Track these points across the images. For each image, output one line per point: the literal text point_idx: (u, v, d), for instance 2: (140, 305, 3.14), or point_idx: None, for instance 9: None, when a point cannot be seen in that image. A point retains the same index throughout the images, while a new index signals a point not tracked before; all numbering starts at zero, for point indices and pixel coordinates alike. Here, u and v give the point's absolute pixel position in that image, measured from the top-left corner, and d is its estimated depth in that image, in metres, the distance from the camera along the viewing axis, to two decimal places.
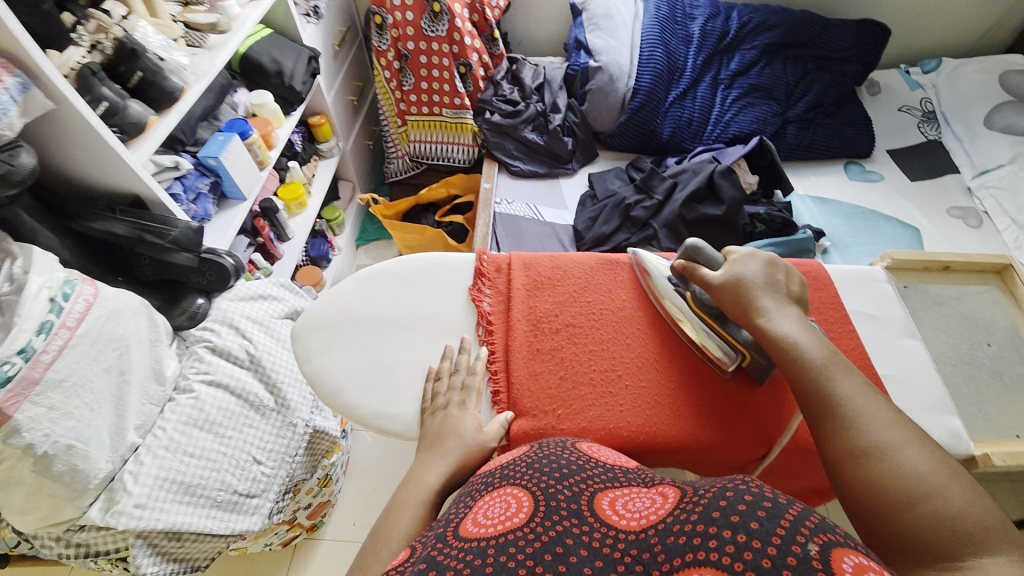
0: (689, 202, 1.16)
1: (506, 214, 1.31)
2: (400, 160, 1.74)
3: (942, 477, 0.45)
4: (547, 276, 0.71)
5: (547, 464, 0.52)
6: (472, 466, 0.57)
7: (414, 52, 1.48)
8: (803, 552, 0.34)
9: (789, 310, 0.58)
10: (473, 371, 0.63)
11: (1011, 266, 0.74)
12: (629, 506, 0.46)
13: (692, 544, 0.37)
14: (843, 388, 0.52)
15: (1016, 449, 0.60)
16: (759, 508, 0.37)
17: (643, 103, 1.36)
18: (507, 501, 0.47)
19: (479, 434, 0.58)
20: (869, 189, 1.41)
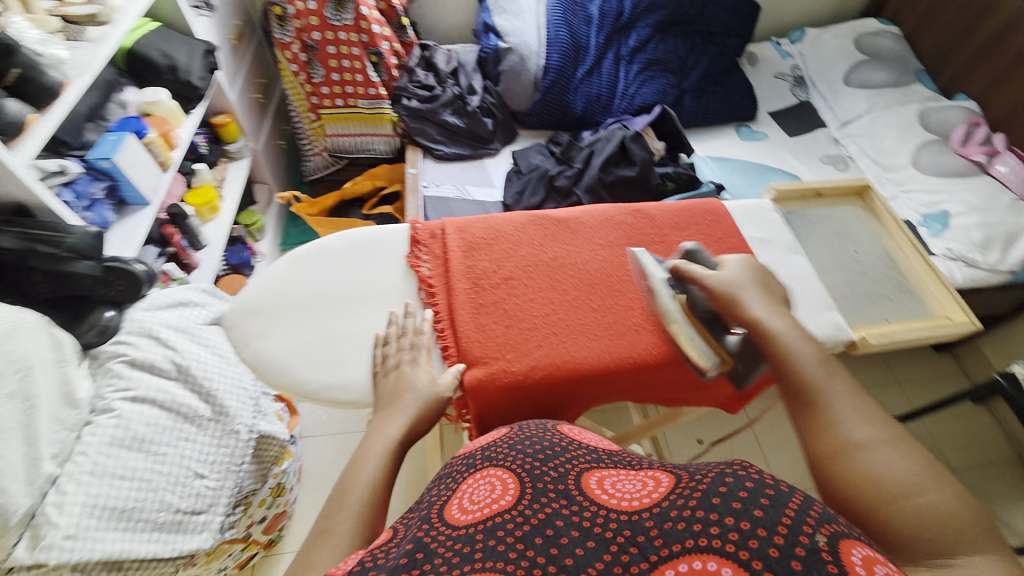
0: (606, 167, 1.24)
1: (435, 196, 1.33)
2: (317, 156, 1.69)
3: (922, 475, 0.45)
4: (482, 237, 0.68)
5: (530, 447, 0.55)
6: (431, 416, 0.56)
7: (321, 43, 1.43)
8: (811, 542, 0.36)
9: (778, 310, 0.60)
10: (420, 331, 0.60)
11: (868, 188, 0.86)
12: (619, 488, 0.49)
13: (692, 530, 0.39)
14: (829, 387, 0.54)
15: (885, 330, 0.73)
16: (762, 496, 0.40)
17: (554, 80, 1.43)
18: (492, 485, 0.50)
19: (434, 386, 0.57)
20: (758, 147, 1.60)
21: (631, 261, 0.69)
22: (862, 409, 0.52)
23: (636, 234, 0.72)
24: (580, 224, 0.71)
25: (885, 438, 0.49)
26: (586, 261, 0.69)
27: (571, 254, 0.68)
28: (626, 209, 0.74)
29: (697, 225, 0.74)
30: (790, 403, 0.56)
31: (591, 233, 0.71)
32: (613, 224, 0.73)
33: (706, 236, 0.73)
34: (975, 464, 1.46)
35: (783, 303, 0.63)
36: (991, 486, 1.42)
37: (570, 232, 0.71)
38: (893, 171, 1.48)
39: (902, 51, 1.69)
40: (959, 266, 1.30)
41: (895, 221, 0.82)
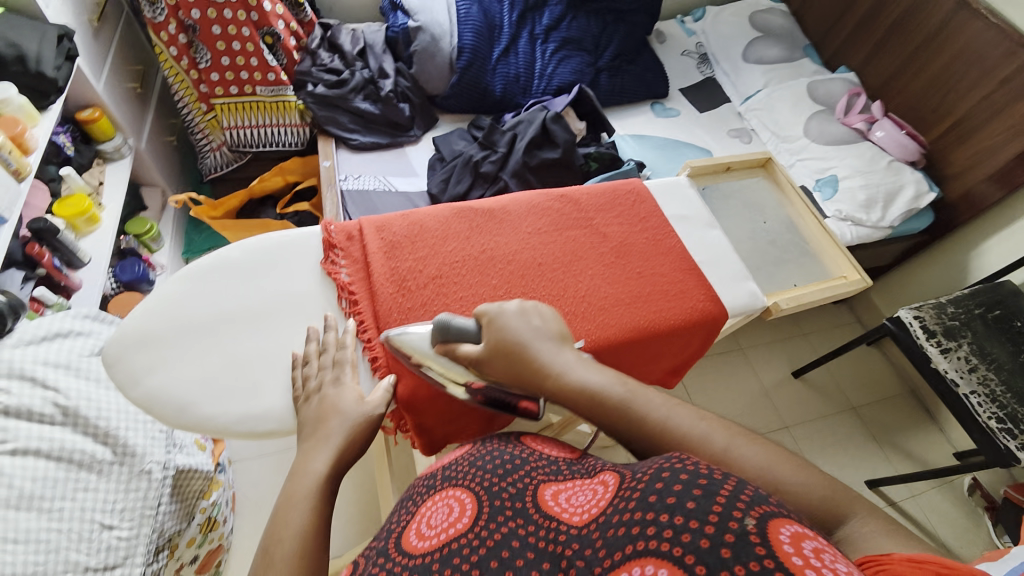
0: (530, 150, 1.23)
1: (355, 190, 1.24)
2: (216, 152, 1.51)
3: (773, 461, 0.46)
4: (404, 235, 0.64)
5: (490, 463, 0.58)
6: (361, 440, 0.52)
7: (202, 22, 1.27)
8: (740, 526, 0.36)
9: (561, 353, 0.54)
10: (343, 345, 0.56)
11: (771, 160, 0.90)
12: (572, 500, 0.51)
13: (632, 534, 0.40)
14: (654, 411, 0.49)
15: (796, 293, 0.77)
16: (695, 488, 0.40)
17: (470, 61, 1.38)
18: (450, 506, 0.54)
19: (361, 405, 0.53)
20: (671, 124, 1.68)
21: (561, 248, 0.68)
22: (693, 418, 0.49)
23: (563, 219, 0.71)
24: (505, 213, 0.69)
25: (730, 436, 0.48)
26: (515, 251, 0.67)
27: (499, 246, 0.66)
28: (551, 194, 0.73)
29: (622, 206, 0.74)
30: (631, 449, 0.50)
31: (518, 222, 0.69)
32: (540, 211, 0.71)
33: (631, 217, 0.74)
34: (872, 400, 1.68)
35: (565, 334, 0.58)
36: (884, 417, 1.65)
37: (496, 222, 0.68)
38: (789, 141, 1.61)
39: (790, 27, 1.82)
40: (849, 226, 1.45)
41: (795, 191, 0.87)
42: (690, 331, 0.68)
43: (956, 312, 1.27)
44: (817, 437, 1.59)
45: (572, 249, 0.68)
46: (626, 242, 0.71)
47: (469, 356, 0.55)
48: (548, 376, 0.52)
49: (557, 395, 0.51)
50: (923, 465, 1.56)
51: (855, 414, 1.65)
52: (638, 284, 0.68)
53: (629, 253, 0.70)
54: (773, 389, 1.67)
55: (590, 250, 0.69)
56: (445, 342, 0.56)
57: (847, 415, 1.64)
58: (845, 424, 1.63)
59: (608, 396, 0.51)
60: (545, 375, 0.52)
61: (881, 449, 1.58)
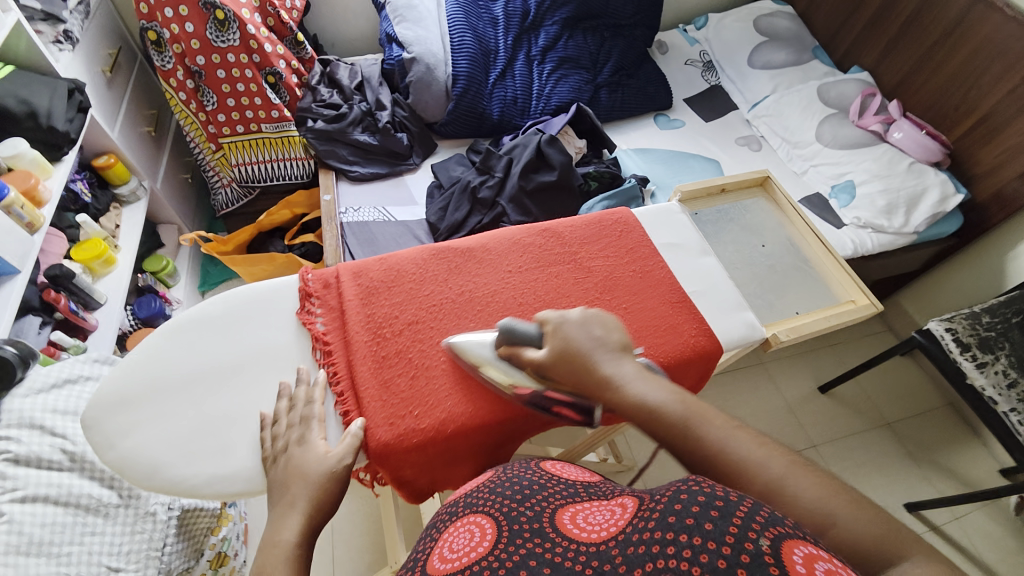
0: (526, 174, 1.21)
1: (355, 222, 1.25)
2: (226, 188, 1.56)
3: (828, 496, 0.43)
4: (380, 280, 0.63)
5: (509, 488, 0.58)
6: (331, 496, 0.50)
7: (207, 67, 1.33)
8: (756, 546, 0.37)
9: (622, 369, 0.53)
10: (311, 399, 0.54)
11: (769, 177, 0.85)
12: (591, 521, 0.51)
13: (652, 554, 0.40)
14: (712, 431, 0.49)
15: (795, 324, 0.72)
16: (714, 508, 0.41)
17: (465, 88, 1.39)
18: (470, 531, 0.54)
19: (326, 458, 0.51)
20: (676, 135, 1.65)
21: (543, 285, 0.66)
22: (746, 442, 0.48)
23: (546, 254, 0.69)
24: (485, 252, 0.68)
25: (784, 465, 0.45)
26: (495, 291, 0.65)
27: (478, 286, 0.65)
28: (533, 229, 0.71)
29: (607, 238, 0.72)
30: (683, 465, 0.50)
31: (498, 260, 0.67)
32: (522, 247, 0.70)
33: (618, 247, 0.71)
34: (909, 415, 1.58)
35: (626, 345, 0.57)
36: (923, 433, 1.54)
37: (475, 262, 0.67)
38: (801, 147, 1.55)
39: (798, 29, 1.76)
40: (869, 233, 1.38)
41: (796, 211, 0.83)
42: (680, 369, 0.65)
43: (992, 321, 1.18)
44: (848, 455, 1.49)
45: (554, 286, 0.66)
46: (611, 276, 0.68)
47: (532, 358, 0.55)
48: (607, 390, 0.52)
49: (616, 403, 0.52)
50: (967, 485, 1.45)
51: (889, 429, 1.55)
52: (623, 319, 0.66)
53: (615, 288, 0.68)
54: (797, 405, 1.58)
55: (573, 286, 0.67)
56: (506, 344, 0.57)
57: (881, 431, 1.54)
58: (879, 441, 1.53)
59: (668, 413, 0.50)
60: (604, 385, 0.53)
61: (920, 469, 1.48)
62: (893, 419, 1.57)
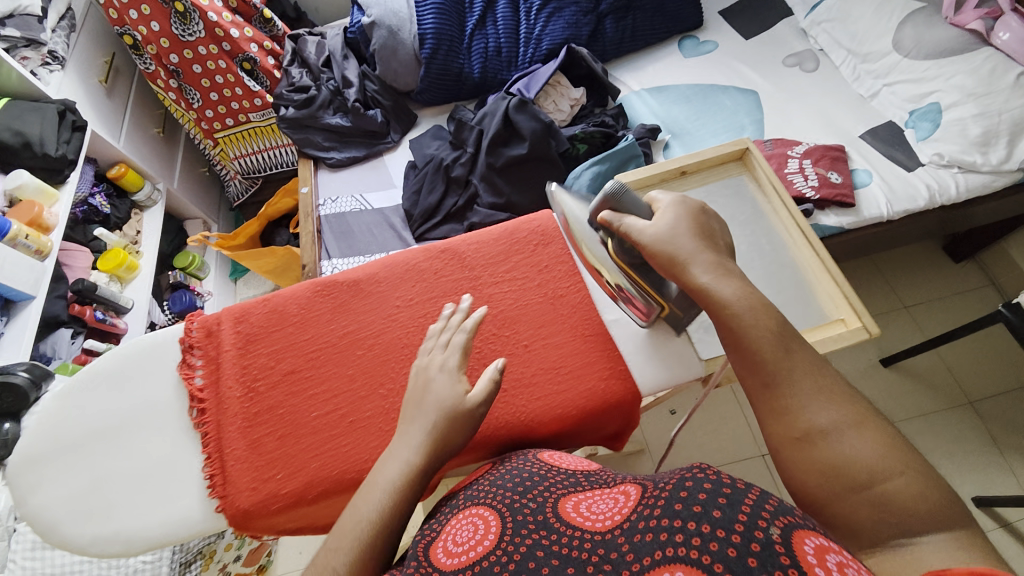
0: (493, 149, 1.08)
1: (333, 213, 1.22)
2: (235, 180, 1.60)
3: (892, 459, 0.41)
4: (261, 325, 0.59)
5: (512, 480, 0.50)
6: (455, 432, 0.48)
7: (183, 64, 1.32)
8: (766, 534, 0.35)
9: (727, 270, 0.50)
10: (462, 328, 0.53)
11: (747, 151, 0.70)
12: (593, 509, 0.45)
13: (660, 541, 0.38)
14: (788, 363, 0.47)
15: None
16: (720, 497, 0.38)
17: (434, 48, 1.25)
18: (474, 523, 0.46)
19: (458, 395, 0.49)
20: (704, 61, 1.35)
21: (433, 322, 0.58)
22: (825, 385, 0.46)
23: (442, 281, 0.60)
24: (373, 285, 0.60)
25: (841, 420, 0.44)
26: (380, 331, 0.58)
27: (362, 326, 0.58)
28: (433, 251, 0.62)
29: (518, 255, 0.61)
30: (748, 382, 0.49)
31: (387, 293, 0.60)
32: (419, 273, 0.62)
33: (528, 268, 0.60)
34: (1000, 391, 1.29)
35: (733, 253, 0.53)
36: (1017, 414, 1.26)
37: (361, 297, 0.60)
38: (871, 61, 1.20)
39: None
40: (954, 174, 1.06)
41: (779, 195, 0.68)
42: (587, 418, 0.56)
43: None
44: (912, 440, 1.26)
45: (446, 322, 0.58)
46: (513, 308, 0.58)
47: (634, 230, 0.51)
48: (696, 281, 0.50)
49: (702, 299, 0.49)
50: None
51: (971, 409, 1.28)
52: (525, 358, 0.57)
53: (516, 322, 0.58)
54: (855, 380, 1.33)
55: None
56: (608, 208, 0.52)
57: (958, 412, 1.28)
58: (957, 423, 1.27)
59: (752, 327, 0.48)
60: (694, 279, 0.50)
61: (1004, 459, 1.22)
62: (978, 397, 1.29)
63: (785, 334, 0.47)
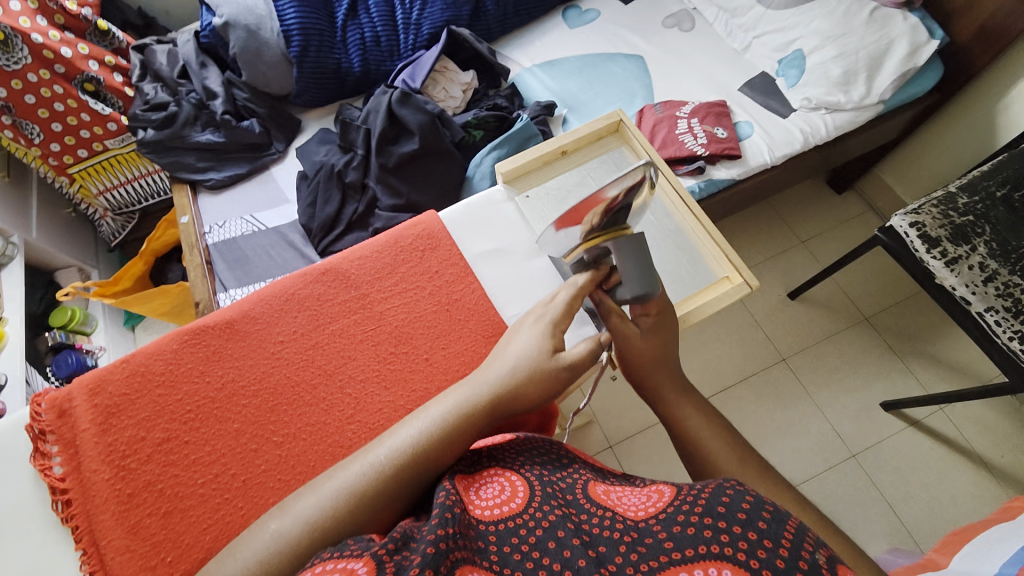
0: (383, 148, 1.02)
1: (221, 241, 1.11)
2: (105, 219, 1.41)
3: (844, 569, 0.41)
4: (122, 394, 0.52)
5: (541, 456, 0.49)
6: (535, 392, 0.49)
7: (13, 97, 1.11)
8: (811, 558, 0.38)
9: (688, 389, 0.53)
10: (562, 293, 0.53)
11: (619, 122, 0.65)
12: (624, 499, 0.45)
13: (703, 536, 0.39)
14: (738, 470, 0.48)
15: None
16: (764, 508, 0.40)
17: (304, 44, 1.15)
18: (502, 486, 0.45)
19: (538, 359, 0.49)
20: (589, 30, 1.35)
21: (323, 351, 0.54)
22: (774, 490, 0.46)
23: (327, 306, 0.55)
24: (249, 322, 0.55)
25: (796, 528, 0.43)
26: (263, 373, 0.53)
27: (242, 372, 0.53)
28: (313, 273, 0.57)
29: (406, 264, 0.57)
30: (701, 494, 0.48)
31: (267, 329, 0.55)
32: (302, 300, 0.56)
33: (417, 275, 0.57)
34: (890, 303, 1.44)
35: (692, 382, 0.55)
36: (906, 321, 1.41)
37: (235, 339, 0.54)
38: (739, 15, 1.26)
39: None
40: (822, 114, 1.13)
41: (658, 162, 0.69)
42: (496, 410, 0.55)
43: (970, 203, 1.02)
44: (824, 362, 1.38)
45: (337, 349, 0.54)
46: (407, 322, 0.55)
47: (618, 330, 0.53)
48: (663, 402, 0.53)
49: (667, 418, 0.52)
50: (954, 370, 1.35)
51: (870, 324, 1.42)
52: (422, 374, 0.53)
53: (411, 336, 0.54)
54: (770, 317, 1.44)
55: (361, 344, 0.54)
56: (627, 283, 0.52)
57: (860, 329, 1.41)
58: (859, 338, 1.40)
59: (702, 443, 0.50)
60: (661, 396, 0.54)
61: (906, 364, 1.37)
62: (874, 312, 1.43)
63: (740, 443, 0.50)
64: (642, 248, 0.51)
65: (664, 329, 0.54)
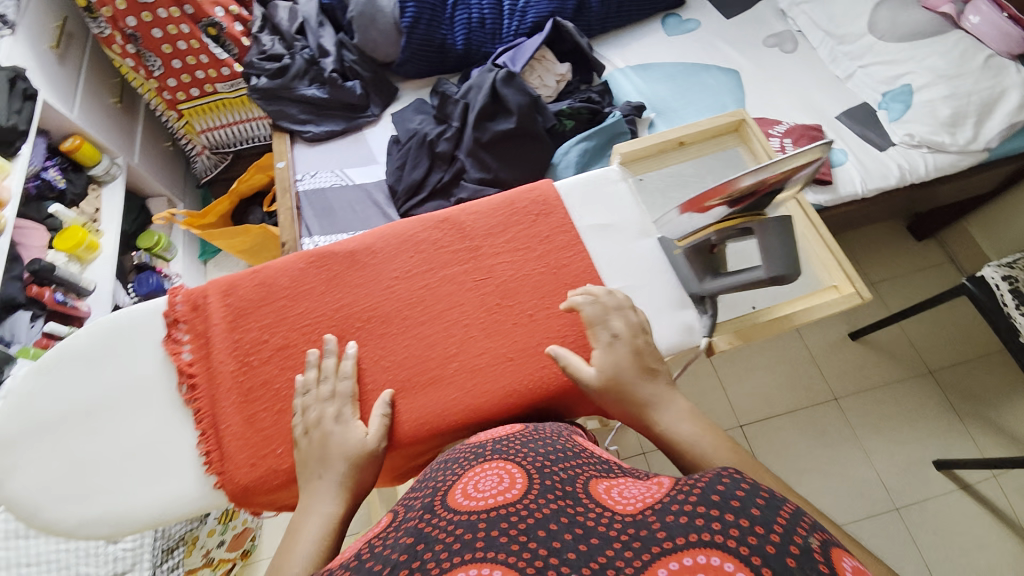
0: (480, 123, 1.06)
1: (312, 189, 1.17)
2: (202, 156, 1.52)
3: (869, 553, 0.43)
4: (250, 298, 0.56)
5: (541, 448, 0.49)
6: (367, 474, 0.49)
7: (141, 28, 1.21)
8: (805, 542, 0.34)
9: (676, 401, 0.50)
10: (344, 374, 0.52)
11: (743, 123, 0.68)
12: (625, 494, 0.43)
13: (695, 526, 0.35)
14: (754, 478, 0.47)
15: (746, 324, 0.63)
16: (759, 497, 0.37)
17: (416, 17, 1.21)
18: (499, 475, 0.45)
19: (364, 440, 0.49)
20: (688, 39, 1.35)
21: (434, 293, 0.57)
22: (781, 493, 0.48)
23: (441, 253, 0.59)
24: (369, 255, 0.58)
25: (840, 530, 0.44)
26: (377, 304, 0.57)
27: (357, 299, 0.57)
28: (430, 221, 0.60)
29: (518, 225, 0.60)
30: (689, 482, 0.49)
31: (384, 265, 0.58)
32: (416, 244, 0.60)
33: (529, 237, 0.59)
34: (956, 360, 1.38)
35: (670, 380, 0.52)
36: (972, 381, 1.36)
37: (356, 269, 0.58)
38: (847, 43, 1.24)
39: None
40: (923, 154, 1.11)
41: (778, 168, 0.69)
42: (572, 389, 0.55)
43: None
44: (877, 408, 1.34)
45: (446, 294, 0.57)
46: (514, 279, 0.57)
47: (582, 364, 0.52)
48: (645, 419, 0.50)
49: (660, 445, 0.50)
50: (1015, 440, 1.29)
51: (930, 377, 1.37)
52: (526, 329, 0.56)
53: (518, 292, 0.57)
54: (824, 355, 1.40)
55: (468, 292, 0.57)
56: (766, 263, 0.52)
57: (920, 381, 1.36)
58: (918, 391, 1.36)
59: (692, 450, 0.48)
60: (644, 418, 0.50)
61: (964, 426, 1.31)
62: (937, 367, 1.38)
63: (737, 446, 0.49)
64: (788, 231, 0.51)
65: (624, 375, 0.50)
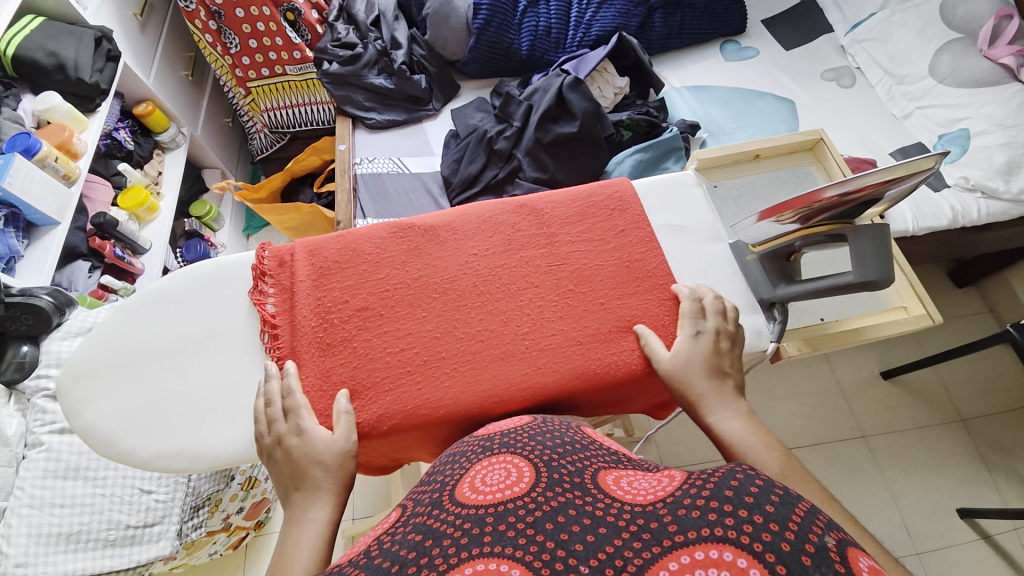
0: (543, 125, 1.10)
1: (368, 173, 1.21)
2: (260, 134, 1.58)
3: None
4: (334, 260, 0.59)
5: (550, 439, 0.49)
6: (346, 473, 0.50)
7: (226, 7, 1.27)
8: (820, 540, 0.34)
9: (735, 403, 0.52)
10: (290, 390, 0.53)
11: (820, 140, 0.76)
12: (635, 486, 0.42)
13: (707, 521, 0.35)
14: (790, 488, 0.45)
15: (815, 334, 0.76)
16: (772, 492, 0.37)
17: (488, 19, 1.25)
18: (506, 469, 0.45)
19: (333, 441, 0.50)
20: (746, 66, 1.38)
21: (510, 272, 0.59)
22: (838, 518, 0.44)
23: (519, 235, 0.61)
24: (449, 230, 0.61)
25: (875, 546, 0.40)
26: (454, 276, 0.59)
27: (435, 271, 0.59)
28: (509, 204, 0.63)
29: (594, 218, 0.62)
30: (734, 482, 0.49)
31: (463, 241, 0.60)
32: (494, 225, 0.62)
33: (605, 230, 0.61)
34: (991, 410, 1.36)
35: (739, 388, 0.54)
36: (1005, 433, 1.33)
37: (437, 242, 0.60)
38: (907, 83, 1.25)
39: None
40: (976, 199, 1.11)
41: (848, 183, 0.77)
42: (649, 382, 0.57)
43: None
44: (905, 451, 1.32)
45: (520, 275, 0.59)
46: (589, 267, 0.59)
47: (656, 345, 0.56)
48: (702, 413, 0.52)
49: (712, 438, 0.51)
50: None
51: (963, 426, 1.34)
52: (597, 317, 0.57)
53: (592, 281, 0.59)
54: (854, 395, 1.38)
55: (543, 275, 0.59)
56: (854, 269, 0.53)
57: (951, 428, 1.34)
58: (949, 437, 1.33)
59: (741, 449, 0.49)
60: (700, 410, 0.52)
61: (993, 478, 1.28)
62: (971, 415, 1.35)
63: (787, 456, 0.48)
64: (882, 237, 0.52)
65: (691, 363, 0.54)
